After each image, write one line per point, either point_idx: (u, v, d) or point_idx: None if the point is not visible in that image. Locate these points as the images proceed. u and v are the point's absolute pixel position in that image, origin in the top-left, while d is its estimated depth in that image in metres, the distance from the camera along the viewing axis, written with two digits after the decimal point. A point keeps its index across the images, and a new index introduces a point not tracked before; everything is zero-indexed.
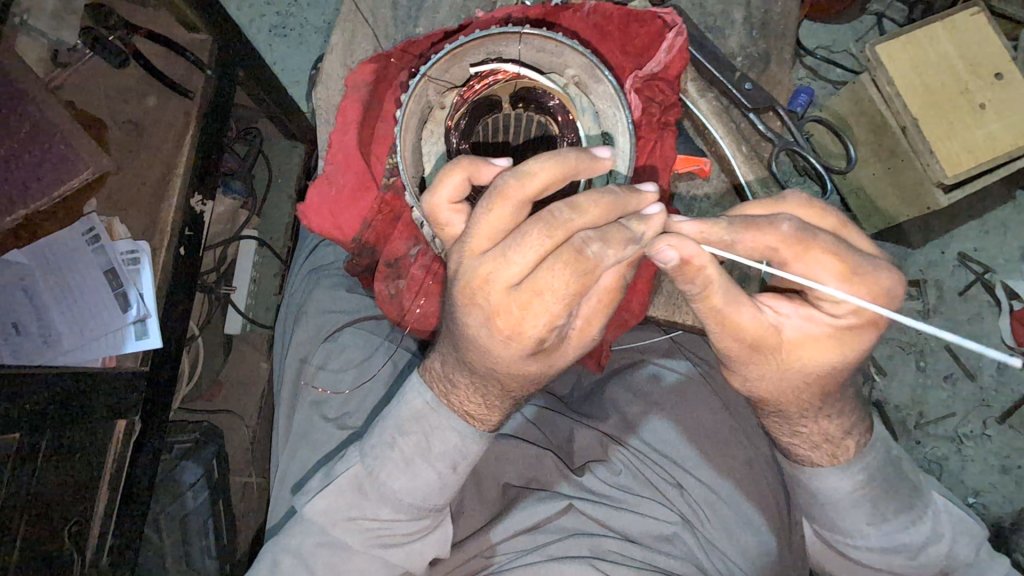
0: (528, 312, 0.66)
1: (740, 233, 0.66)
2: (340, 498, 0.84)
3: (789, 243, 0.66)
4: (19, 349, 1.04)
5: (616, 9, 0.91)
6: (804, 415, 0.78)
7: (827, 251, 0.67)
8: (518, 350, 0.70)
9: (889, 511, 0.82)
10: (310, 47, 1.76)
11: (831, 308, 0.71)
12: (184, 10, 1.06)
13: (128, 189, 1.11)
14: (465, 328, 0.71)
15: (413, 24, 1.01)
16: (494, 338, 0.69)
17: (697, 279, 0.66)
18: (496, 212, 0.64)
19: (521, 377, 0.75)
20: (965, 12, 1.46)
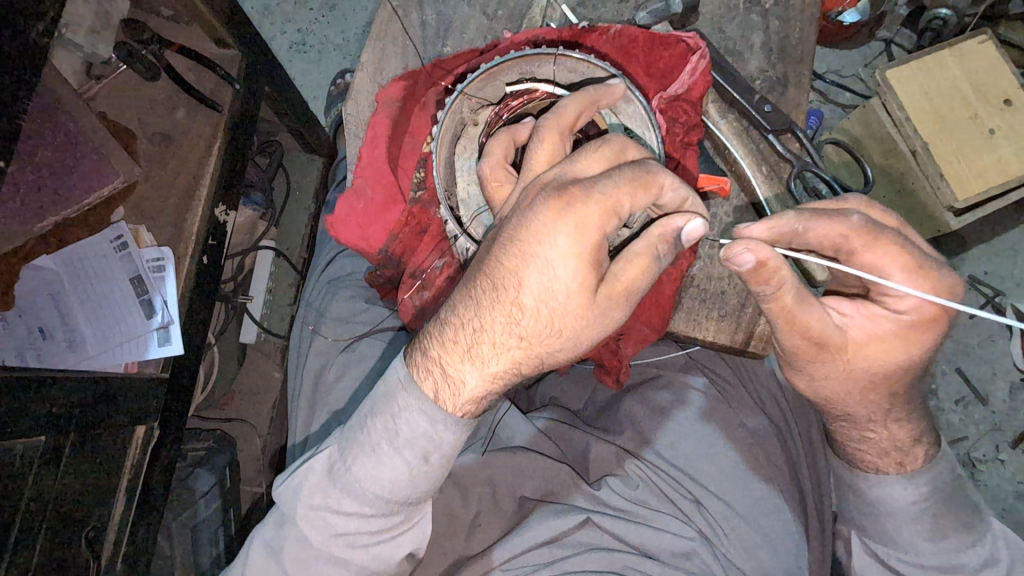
0: (589, 195, 0.67)
1: (814, 222, 0.71)
2: (309, 480, 0.83)
3: (856, 234, 0.71)
4: (43, 353, 1.05)
5: (641, 33, 0.94)
6: (872, 421, 0.83)
7: (894, 244, 0.71)
8: (559, 248, 0.68)
9: (948, 527, 0.85)
10: (330, 64, 1.80)
11: (896, 304, 0.74)
12: (216, 26, 1.09)
13: (156, 197, 1.14)
14: (512, 223, 0.71)
15: (441, 43, 1.04)
16: (542, 225, 0.69)
17: (773, 280, 0.68)
18: (548, 141, 0.73)
19: (540, 300, 0.71)
20: (974, 40, 1.49)
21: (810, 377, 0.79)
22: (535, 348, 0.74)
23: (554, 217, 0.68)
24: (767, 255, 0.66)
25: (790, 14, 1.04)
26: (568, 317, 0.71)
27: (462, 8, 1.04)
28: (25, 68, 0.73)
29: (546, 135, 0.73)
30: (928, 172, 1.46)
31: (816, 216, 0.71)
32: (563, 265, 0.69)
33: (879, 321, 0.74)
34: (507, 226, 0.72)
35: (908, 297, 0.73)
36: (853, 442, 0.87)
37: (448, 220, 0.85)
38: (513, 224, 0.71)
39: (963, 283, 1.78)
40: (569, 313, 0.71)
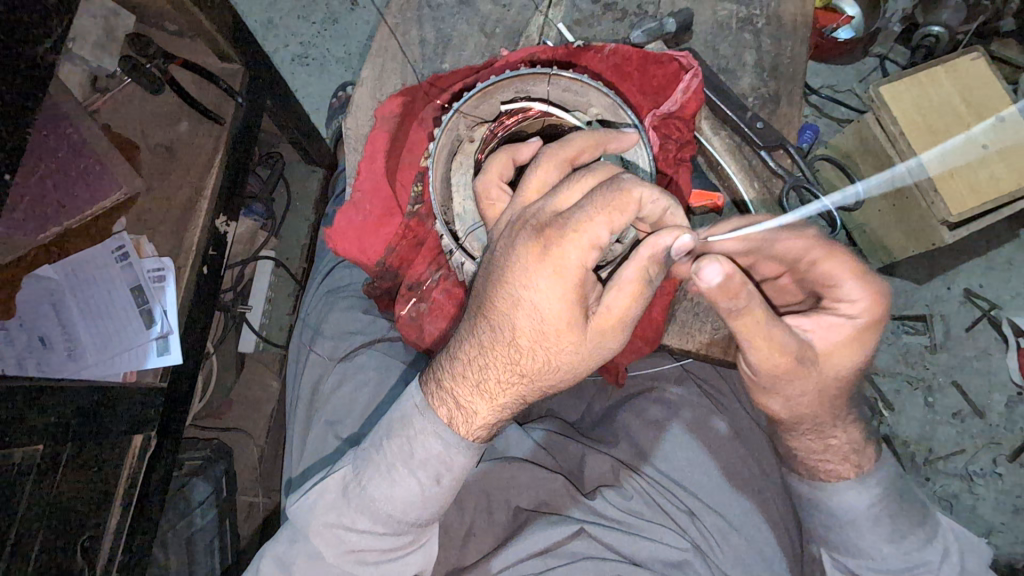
0: (569, 237, 0.68)
1: (780, 233, 0.77)
2: (325, 497, 0.84)
3: (815, 246, 0.76)
4: (44, 363, 1.06)
5: (635, 51, 0.96)
6: (832, 426, 0.85)
7: (846, 255, 0.76)
8: (549, 290, 0.70)
9: (906, 528, 0.85)
10: (332, 77, 1.83)
11: (848, 309, 0.77)
12: (219, 41, 1.11)
13: (157, 208, 1.15)
14: (502, 266, 0.73)
15: (440, 59, 1.05)
16: (530, 270, 0.70)
17: (742, 294, 0.68)
18: (544, 168, 0.73)
19: (537, 339, 0.73)
20: (965, 57, 1.52)
21: (788, 398, 0.81)
22: (542, 379, 0.76)
23: (538, 263, 0.70)
24: (733, 270, 0.66)
25: (782, 34, 1.07)
26: (571, 353, 0.74)
27: (461, 26, 1.06)
28: (33, 82, 0.74)
29: (541, 163, 0.73)
30: (923, 187, 1.48)
31: (778, 230, 0.77)
32: (555, 305, 0.71)
33: (830, 326, 0.77)
34: (497, 268, 0.73)
35: (857, 299, 0.76)
36: (805, 454, 0.88)
37: (444, 235, 0.86)
38: (503, 268, 0.73)
39: (959, 298, 1.79)
40: (568, 348, 0.73)
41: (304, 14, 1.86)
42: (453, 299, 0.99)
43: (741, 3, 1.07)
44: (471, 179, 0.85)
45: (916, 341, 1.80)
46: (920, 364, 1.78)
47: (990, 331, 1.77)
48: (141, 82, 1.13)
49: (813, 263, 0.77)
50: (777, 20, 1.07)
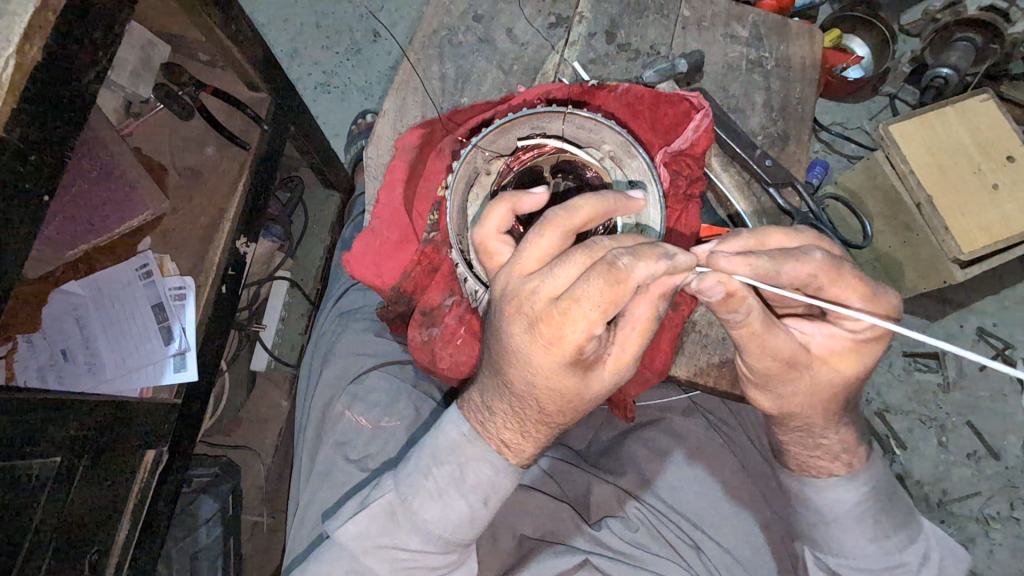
0: (568, 320, 0.68)
1: (788, 263, 0.71)
2: (372, 523, 0.85)
3: (824, 271, 0.72)
4: (63, 375, 1.08)
5: (647, 91, 0.99)
6: (823, 428, 0.85)
7: (855, 275, 0.74)
8: (564, 363, 0.71)
9: (889, 528, 0.87)
10: (352, 105, 1.90)
11: (852, 325, 0.78)
12: (249, 71, 1.16)
13: (181, 229, 1.19)
14: (512, 344, 0.73)
15: (459, 94, 1.09)
16: (540, 350, 0.71)
17: (740, 308, 0.70)
18: (544, 239, 0.70)
19: (561, 397, 0.76)
20: (975, 98, 1.54)
21: (781, 397, 0.81)
22: (579, 412, 0.80)
23: (545, 344, 0.70)
24: (738, 289, 0.69)
25: (791, 76, 1.10)
26: (603, 391, 0.78)
27: (480, 63, 1.10)
28: (76, 109, 0.78)
29: (539, 232, 0.70)
30: (933, 226, 1.49)
31: (785, 258, 0.71)
32: (576, 370, 0.73)
33: (829, 335, 0.78)
34: (508, 345, 0.74)
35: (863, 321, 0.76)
36: (795, 450, 0.89)
37: (459, 260, 0.88)
38: (514, 346, 0.73)
39: (973, 335, 1.80)
40: (593, 394, 0.76)
41: (328, 44, 1.94)
42: (465, 325, 1.02)
43: (751, 46, 1.11)
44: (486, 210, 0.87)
45: (928, 379, 1.80)
46: (932, 402, 1.78)
47: (1004, 372, 1.78)
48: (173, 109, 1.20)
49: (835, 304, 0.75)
50: (786, 62, 1.11)
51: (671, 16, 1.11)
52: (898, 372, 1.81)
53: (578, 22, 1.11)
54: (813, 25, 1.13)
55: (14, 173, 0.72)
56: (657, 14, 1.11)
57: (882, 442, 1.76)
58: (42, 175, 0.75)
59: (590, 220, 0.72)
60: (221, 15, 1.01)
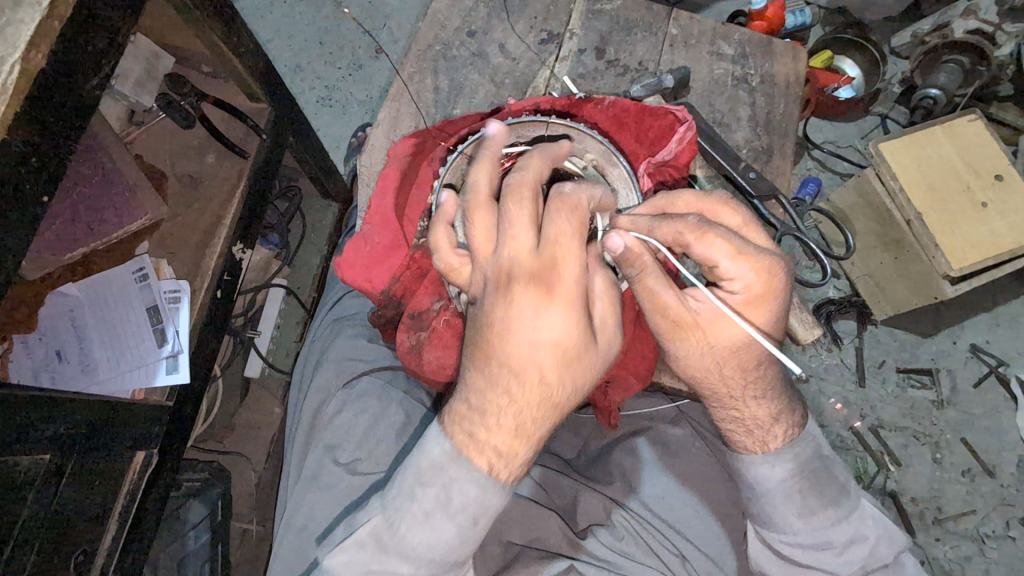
0: (561, 262, 0.75)
1: (656, 222, 0.77)
2: (361, 552, 0.84)
3: (692, 231, 0.74)
4: (58, 375, 1.09)
5: (633, 104, 1.01)
6: (733, 399, 0.85)
7: (721, 237, 0.74)
8: (570, 324, 0.76)
9: (817, 505, 0.86)
10: (352, 118, 1.94)
11: (728, 286, 0.78)
12: (248, 80, 1.19)
13: (178, 234, 1.22)
14: (514, 326, 0.75)
15: (452, 105, 1.12)
16: (546, 316, 0.75)
17: (637, 263, 0.76)
18: (477, 222, 0.77)
19: (561, 360, 0.76)
20: (964, 118, 1.57)
21: (681, 357, 0.83)
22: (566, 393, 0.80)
23: (553, 307, 0.75)
24: (634, 242, 0.74)
25: (776, 92, 1.13)
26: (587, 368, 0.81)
27: (474, 76, 1.13)
28: (78, 114, 0.81)
29: (473, 219, 0.77)
30: (923, 241, 1.52)
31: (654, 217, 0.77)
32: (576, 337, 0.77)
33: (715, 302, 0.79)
34: (511, 325, 0.75)
35: (738, 280, 0.77)
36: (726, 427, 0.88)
37: None
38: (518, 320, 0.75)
39: (965, 353, 1.83)
40: (585, 356, 0.78)
41: (330, 60, 1.99)
42: (452, 329, 1.02)
43: (737, 63, 1.14)
44: None
45: (922, 395, 1.81)
46: (925, 419, 1.79)
47: (999, 389, 1.80)
48: (173, 117, 1.23)
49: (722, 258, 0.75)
50: (771, 79, 1.14)
51: (659, 33, 1.15)
52: (891, 388, 1.82)
53: (568, 38, 1.15)
54: (798, 44, 1.16)
55: (16, 174, 0.74)
56: (645, 32, 1.15)
57: (876, 459, 1.76)
58: (43, 177, 0.78)
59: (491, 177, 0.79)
60: (222, 27, 1.05)
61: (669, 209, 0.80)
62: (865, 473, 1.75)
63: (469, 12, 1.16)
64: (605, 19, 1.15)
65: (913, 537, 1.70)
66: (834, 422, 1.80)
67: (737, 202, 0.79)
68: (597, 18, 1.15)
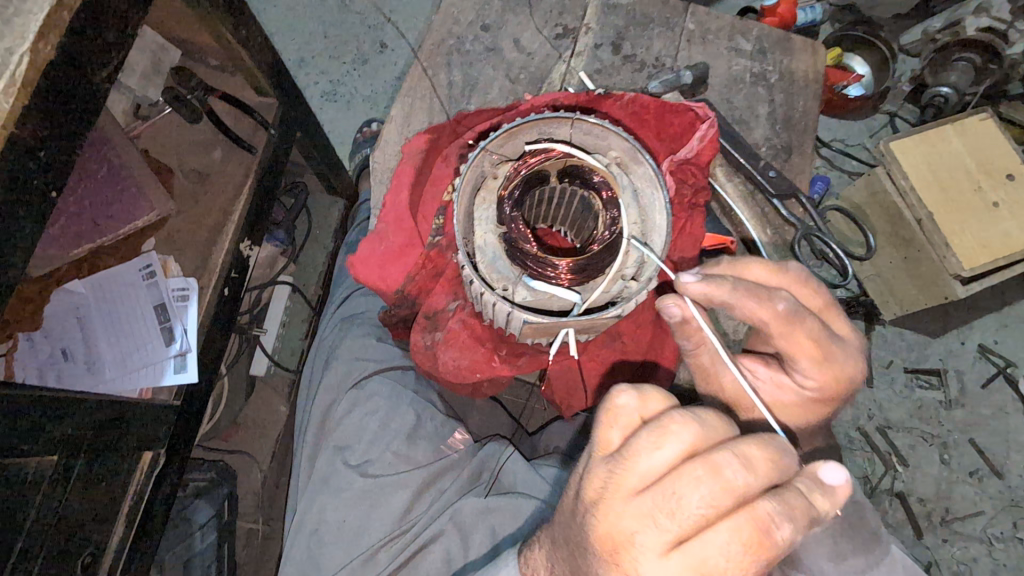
0: (640, 415, 0.61)
1: (738, 298, 0.70)
2: None
3: (777, 321, 0.70)
4: (63, 374, 1.08)
5: (653, 100, 0.99)
6: None
7: (811, 334, 0.71)
8: (707, 546, 0.53)
9: (846, 547, 0.80)
10: (357, 113, 1.92)
11: (801, 380, 0.75)
12: (256, 74, 1.17)
13: (185, 231, 1.20)
14: (634, 485, 0.57)
15: (466, 101, 1.10)
16: (682, 506, 0.54)
17: (693, 336, 0.76)
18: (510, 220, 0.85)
19: (641, 533, 0.55)
20: (975, 117, 1.55)
21: None
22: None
23: (694, 499, 0.54)
24: (691, 313, 0.74)
25: (795, 89, 1.11)
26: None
27: (488, 71, 1.11)
28: (84, 106, 0.78)
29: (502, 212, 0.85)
30: (934, 241, 1.50)
31: (745, 297, 0.70)
32: (705, 568, 0.53)
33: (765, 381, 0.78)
34: (631, 479, 0.57)
35: (808, 376, 0.74)
36: None
37: (466, 268, 0.84)
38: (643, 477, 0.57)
39: (974, 353, 1.82)
40: (684, 533, 0.54)
41: (335, 54, 1.96)
42: (468, 330, 1.01)
43: (755, 59, 1.12)
44: (494, 214, 0.86)
45: (930, 395, 1.80)
46: (934, 419, 1.78)
47: (1007, 390, 1.79)
48: (181, 112, 1.22)
49: (805, 359, 0.72)
50: (789, 76, 1.12)
51: (676, 29, 1.13)
52: (899, 388, 1.81)
53: (584, 33, 1.13)
54: (816, 40, 1.14)
55: (24, 169, 0.72)
56: (662, 27, 1.13)
57: (885, 459, 1.75)
58: (49, 170, 0.75)
59: (523, 176, 0.86)
60: (232, 19, 1.02)
61: (744, 275, 0.75)
62: (873, 473, 1.74)
63: (482, 6, 1.13)
64: (620, 13, 1.13)
65: (921, 539, 1.69)
66: (842, 422, 1.79)
67: (817, 282, 0.74)
68: (613, 12, 1.13)
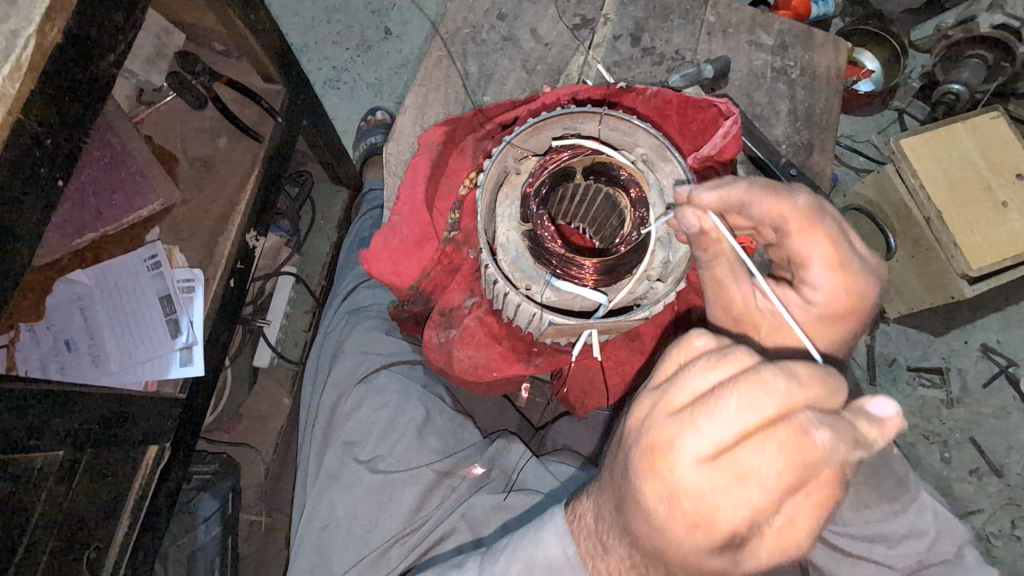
0: (689, 353, 0.60)
1: (760, 198, 0.70)
2: None
3: (793, 217, 0.69)
4: (66, 366, 1.06)
5: (676, 95, 0.97)
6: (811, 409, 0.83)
7: (826, 235, 0.69)
8: (749, 454, 0.52)
9: (871, 498, 0.86)
10: (362, 101, 1.88)
11: (811, 293, 0.72)
12: (265, 61, 1.14)
13: (190, 220, 1.17)
14: (680, 402, 0.57)
15: (482, 92, 1.08)
16: (720, 410, 0.53)
17: (711, 249, 0.73)
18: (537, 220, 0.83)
19: (678, 437, 0.54)
20: (986, 115, 1.54)
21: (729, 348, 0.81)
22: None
23: (734, 403, 0.52)
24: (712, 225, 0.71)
25: (816, 85, 1.09)
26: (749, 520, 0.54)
27: (504, 61, 1.09)
28: (91, 93, 0.76)
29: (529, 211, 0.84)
30: (942, 240, 1.49)
31: (758, 194, 0.70)
32: (744, 474, 0.52)
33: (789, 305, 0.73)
34: (677, 396, 0.57)
35: (820, 290, 0.71)
36: None
37: (489, 268, 0.83)
38: (689, 393, 0.57)
39: (976, 352, 1.82)
40: (722, 435, 0.53)
41: (339, 40, 1.92)
42: (485, 328, 1.00)
43: (776, 54, 1.10)
44: (516, 211, 0.85)
45: (932, 394, 1.80)
46: (936, 418, 1.78)
47: (1008, 389, 1.80)
48: (186, 97, 1.17)
49: (818, 263, 0.70)
50: (810, 71, 1.10)
51: (696, 21, 1.10)
52: (902, 386, 1.81)
53: (602, 24, 1.10)
54: (838, 36, 1.12)
55: (28, 156, 0.69)
56: (682, 19, 1.10)
57: None
58: (57, 160, 0.73)
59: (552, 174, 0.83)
60: (242, 3, 0.99)
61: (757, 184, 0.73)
62: None
63: None
64: (640, 4, 1.10)
65: None
66: None
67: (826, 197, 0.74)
68: (632, 3, 1.10)
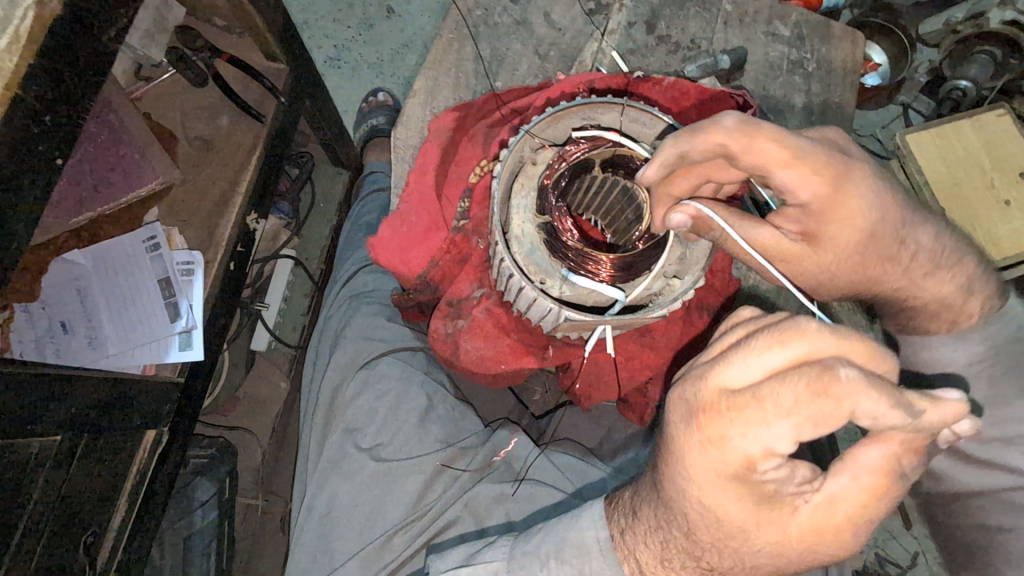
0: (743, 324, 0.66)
1: (691, 144, 0.71)
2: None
3: (731, 145, 0.70)
4: (63, 348, 1.03)
5: (693, 85, 0.95)
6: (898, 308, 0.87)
7: (765, 134, 0.69)
8: (772, 386, 0.55)
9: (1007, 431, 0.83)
10: (363, 81, 1.84)
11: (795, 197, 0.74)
12: (269, 39, 1.11)
13: (189, 201, 1.14)
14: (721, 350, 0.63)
15: (493, 78, 1.06)
16: (753, 354, 0.58)
17: (714, 223, 0.78)
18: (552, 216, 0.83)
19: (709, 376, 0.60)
20: (992, 112, 1.53)
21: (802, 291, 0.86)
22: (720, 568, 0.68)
23: (766, 346, 0.57)
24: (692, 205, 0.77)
25: (831, 78, 1.08)
26: (769, 453, 0.57)
27: (517, 46, 1.06)
28: (92, 69, 0.73)
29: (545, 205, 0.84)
30: None
31: (689, 139, 0.71)
32: (764, 401, 0.55)
33: (798, 227, 0.77)
34: (714, 346, 0.63)
35: (800, 190, 0.73)
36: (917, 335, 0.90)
37: (504, 260, 0.82)
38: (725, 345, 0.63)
39: None
40: (747, 374, 0.57)
41: (340, 17, 1.87)
42: (494, 319, 0.98)
43: (793, 46, 1.08)
44: (532, 203, 0.85)
45: None
46: None
47: None
48: (185, 75, 1.14)
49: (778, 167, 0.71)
50: (827, 64, 1.08)
51: (713, 10, 1.08)
52: None
53: (617, 10, 1.07)
54: (855, 29, 1.10)
55: (29, 132, 0.67)
56: (699, 7, 1.08)
57: None
58: (56, 136, 0.70)
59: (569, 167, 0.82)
60: None
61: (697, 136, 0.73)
62: None
63: None
64: None
65: None
66: None
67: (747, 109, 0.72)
68: None
